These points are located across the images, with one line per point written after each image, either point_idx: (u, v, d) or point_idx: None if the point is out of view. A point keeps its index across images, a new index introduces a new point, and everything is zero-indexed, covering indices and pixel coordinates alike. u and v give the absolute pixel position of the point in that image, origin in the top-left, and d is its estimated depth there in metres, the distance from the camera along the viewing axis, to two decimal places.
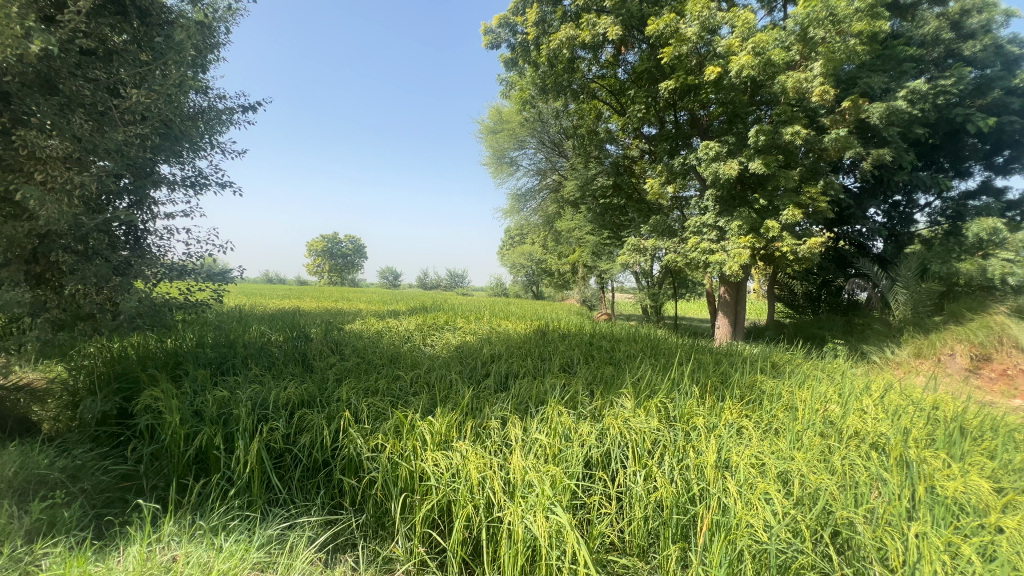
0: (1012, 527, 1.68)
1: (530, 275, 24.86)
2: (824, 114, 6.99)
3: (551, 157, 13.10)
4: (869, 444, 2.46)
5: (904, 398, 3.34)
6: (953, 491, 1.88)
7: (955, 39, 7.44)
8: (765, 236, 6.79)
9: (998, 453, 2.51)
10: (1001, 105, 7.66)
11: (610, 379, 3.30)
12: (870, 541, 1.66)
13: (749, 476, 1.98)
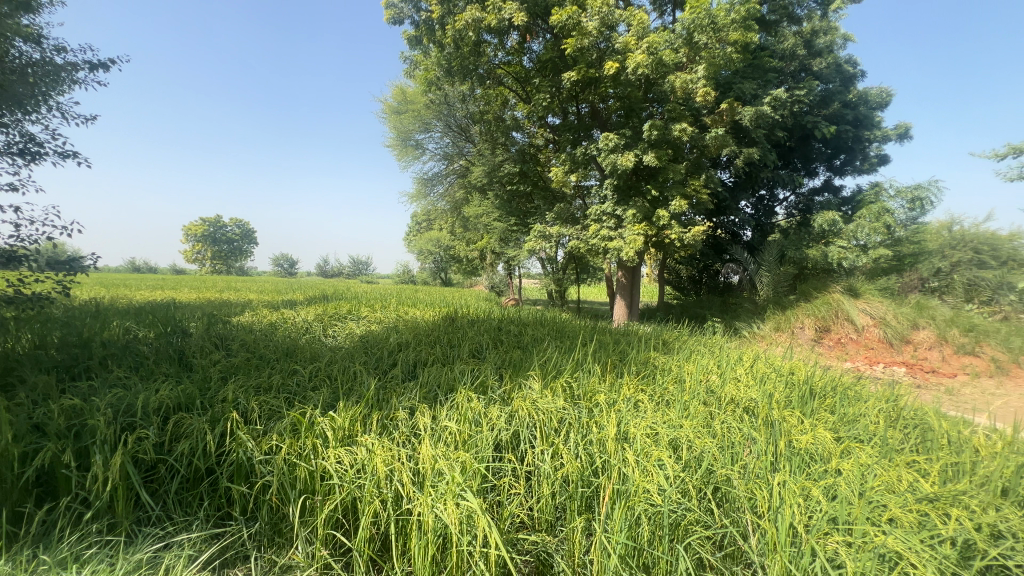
0: (847, 469, 2.01)
1: (437, 261, 24.47)
2: (706, 114, 7.70)
3: (457, 141, 12.87)
4: (742, 408, 2.79)
5: (768, 366, 3.85)
6: (805, 443, 2.21)
7: (807, 56, 8.60)
8: (657, 224, 7.37)
9: (836, 407, 3.00)
10: (839, 115, 9.04)
11: (519, 362, 3.38)
12: (743, 493, 1.89)
13: (644, 445, 2.15)
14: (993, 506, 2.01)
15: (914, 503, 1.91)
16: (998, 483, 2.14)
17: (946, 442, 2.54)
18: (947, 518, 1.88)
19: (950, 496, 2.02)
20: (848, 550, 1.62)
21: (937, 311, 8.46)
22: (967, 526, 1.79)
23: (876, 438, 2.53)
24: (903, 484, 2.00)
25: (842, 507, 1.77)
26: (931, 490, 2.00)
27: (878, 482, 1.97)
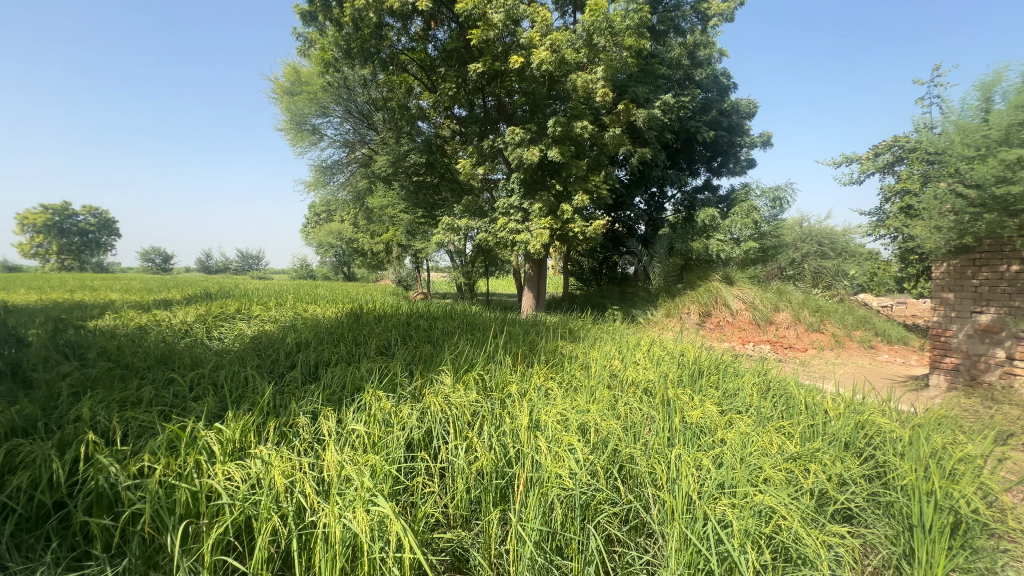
0: (730, 439, 2.25)
1: (339, 254, 23.10)
2: (605, 114, 8.11)
3: (359, 128, 12.22)
4: (641, 389, 3.00)
5: (662, 349, 4.18)
6: (696, 419, 2.44)
7: (690, 66, 9.44)
8: (561, 218, 7.65)
9: (719, 383, 3.34)
10: (716, 122, 10.07)
11: (430, 357, 3.30)
12: (645, 468, 2.03)
13: (556, 433, 2.21)
14: (839, 459, 2.39)
15: (783, 462, 2.19)
16: (843, 439, 2.55)
17: (804, 407, 2.96)
18: (807, 472, 2.19)
19: (808, 454, 2.35)
20: (732, 511, 1.81)
21: (793, 295, 9.84)
22: (821, 478, 2.11)
23: (752, 409, 2.87)
24: (773, 447, 2.29)
25: (727, 473, 1.98)
26: (795, 450, 2.31)
27: (755, 447, 2.23)
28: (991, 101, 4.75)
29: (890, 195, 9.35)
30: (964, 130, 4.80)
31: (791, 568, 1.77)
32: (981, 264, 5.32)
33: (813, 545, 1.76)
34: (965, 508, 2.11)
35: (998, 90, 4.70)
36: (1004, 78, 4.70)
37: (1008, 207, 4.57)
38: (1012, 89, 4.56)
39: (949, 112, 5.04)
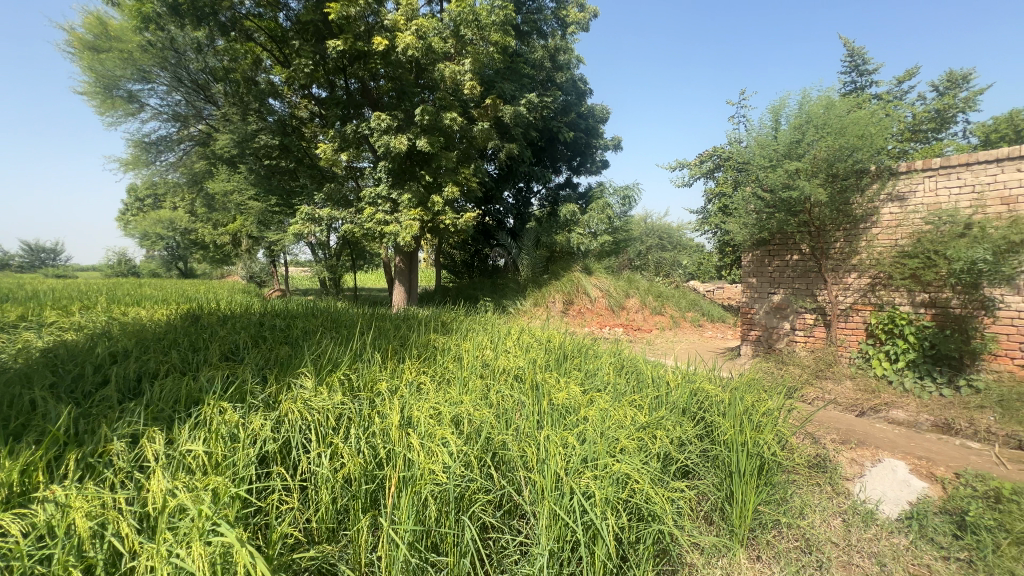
0: (591, 416, 2.43)
1: (171, 247, 19.69)
2: (473, 107, 8.14)
3: (193, 101, 10.49)
4: (512, 376, 3.08)
5: (531, 337, 4.36)
6: (562, 399, 2.58)
7: (552, 69, 9.98)
8: (432, 210, 7.53)
9: (581, 365, 3.58)
10: (575, 124, 10.81)
11: (287, 360, 2.96)
12: (517, 452, 2.08)
13: (429, 427, 2.15)
14: (679, 424, 2.76)
15: (635, 432, 2.44)
16: (681, 405, 2.94)
17: (651, 380, 3.34)
18: (653, 438, 2.47)
19: (656, 422, 2.67)
20: (594, 482, 1.96)
21: (640, 283, 11.11)
22: (665, 442, 2.40)
23: (610, 386, 3.15)
24: (627, 419, 2.54)
25: (590, 447, 2.14)
26: (645, 420, 2.59)
27: (612, 421, 2.45)
28: (778, 122, 5.90)
29: (711, 196, 11.09)
30: (762, 145, 5.88)
31: (643, 524, 2.01)
32: (774, 253, 6.54)
33: (660, 502, 2.01)
34: (767, 452, 2.60)
35: (783, 113, 5.86)
36: (786, 104, 5.86)
37: (790, 208, 5.73)
38: (792, 114, 5.72)
39: (750, 128, 6.12)
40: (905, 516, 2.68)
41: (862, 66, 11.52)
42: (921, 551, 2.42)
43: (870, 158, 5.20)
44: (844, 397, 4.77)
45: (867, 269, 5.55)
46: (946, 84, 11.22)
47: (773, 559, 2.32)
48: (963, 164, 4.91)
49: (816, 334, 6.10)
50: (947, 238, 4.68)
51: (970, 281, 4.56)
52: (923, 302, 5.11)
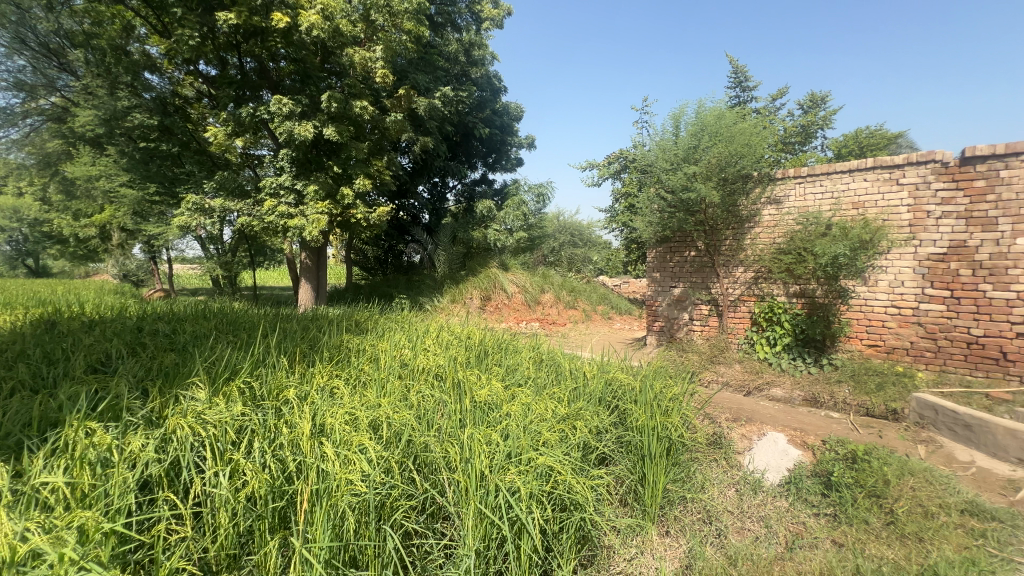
0: (514, 411, 2.44)
1: (17, 241, 16.54)
2: (385, 97, 7.79)
3: (45, 68, 8.87)
4: (432, 374, 3.00)
5: (451, 334, 4.27)
6: (484, 396, 2.55)
7: (467, 63, 9.87)
8: (341, 203, 7.12)
9: (501, 360, 3.59)
10: (490, 120, 10.82)
11: (173, 369, 2.61)
12: (440, 453, 2.03)
13: (344, 434, 2.02)
14: (596, 413, 2.88)
15: (557, 424, 2.50)
16: (597, 395, 3.07)
17: (569, 372, 3.44)
18: (573, 429, 2.54)
19: (575, 413, 2.75)
20: (519, 477, 1.96)
21: (554, 279, 11.48)
22: (584, 432, 2.49)
23: (531, 380, 3.19)
24: (549, 411, 2.58)
25: (514, 442, 2.15)
26: (565, 412, 2.66)
27: (534, 415, 2.47)
28: (678, 128, 6.38)
29: (618, 196, 11.74)
30: (663, 148, 6.33)
31: (565, 513, 2.07)
32: (674, 249, 7.06)
33: (581, 491, 2.08)
34: (674, 435, 2.79)
35: (682, 121, 6.35)
36: (685, 112, 6.36)
37: (689, 209, 6.23)
38: (690, 121, 6.21)
39: (654, 133, 6.56)
40: (785, 481, 3.04)
41: (745, 83, 12.85)
42: (798, 510, 2.75)
43: (754, 165, 5.83)
44: (734, 379, 5.32)
45: (752, 264, 6.22)
46: (809, 103, 12.92)
47: (680, 532, 2.51)
48: (825, 173, 5.68)
49: (710, 323, 6.72)
50: (813, 237, 5.40)
51: (831, 274, 5.30)
52: (795, 293, 5.85)
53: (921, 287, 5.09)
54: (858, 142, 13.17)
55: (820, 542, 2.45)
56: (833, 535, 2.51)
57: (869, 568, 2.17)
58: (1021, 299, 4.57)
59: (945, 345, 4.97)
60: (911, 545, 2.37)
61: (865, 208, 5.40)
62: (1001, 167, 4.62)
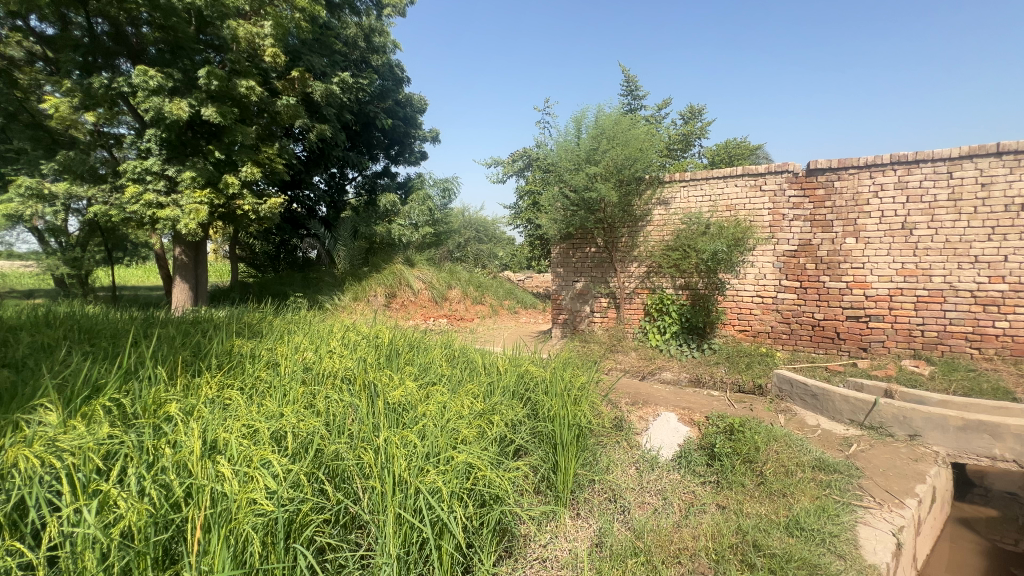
0: (430, 411, 2.39)
1: None
2: (275, 78, 7.12)
3: None
4: (340, 378, 2.82)
5: (356, 333, 4.04)
6: (398, 397, 2.46)
7: (367, 49, 9.38)
8: (225, 192, 6.39)
9: (412, 358, 3.48)
10: (392, 111, 10.43)
11: (9, 390, 2.15)
12: (354, 460, 1.93)
13: (243, 450, 1.83)
14: (510, 406, 2.94)
15: (473, 420, 2.51)
16: (511, 388, 3.14)
17: (482, 367, 3.46)
18: (489, 425, 2.57)
19: (491, 408, 2.78)
20: (438, 477, 1.95)
21: (461, 274, 11.46)
22: (501, 426, 2.54)
23: (445, 378, 3.16)
24: (465, 408, 2.58)
25: (432, 442, 2.12)
26: (481, 407, 2.67)
27: (451, 413, 2.45)
28: (580, 131, 6.70)
29: (523, 193, 12.03)
30: (565, 149, 6.63)
31: (485, 508, 2.10)
32: (577, 245, 7.40)
33: (499, 484, 2.12)
34: (584, 422, 2.95)
35: (583, 124, 6.68)
36: (585, 115, 6.70)
37: (590, 207, 6.58)
38: (590, 125, 6.56)
39: (558, 134, 6.82)
40: (677, 455, 3.35)
41: (635, 91, 13.88)
42: (688, 480, 3.07)
43: (646, 168, 6.34)
44: (631, 366, 5.75)
45: (644, 260, 6.76)
46: (688, 115, 14.36)
47: (589, 513, 2.67)
48: (705, 178, 6.34)
49: (609, 315, 7.18)
50: (695, 235, 6.02)
51: (710, 268, 5.95)
52: (681, 285, 6.48)
53: (779, 279, 5.93)
54: (727, 151, 14.94)
55: (707, 508, 2.76)
56: (717, 500, 2.84)
57: (747, 526, 2.49)
58: (849, 288, 5.55)
59: (796, 328, 5.86)
60: (777, 501, 2.77)
61: (736, 210, 6.13)
62: (836, 179, 5.54)
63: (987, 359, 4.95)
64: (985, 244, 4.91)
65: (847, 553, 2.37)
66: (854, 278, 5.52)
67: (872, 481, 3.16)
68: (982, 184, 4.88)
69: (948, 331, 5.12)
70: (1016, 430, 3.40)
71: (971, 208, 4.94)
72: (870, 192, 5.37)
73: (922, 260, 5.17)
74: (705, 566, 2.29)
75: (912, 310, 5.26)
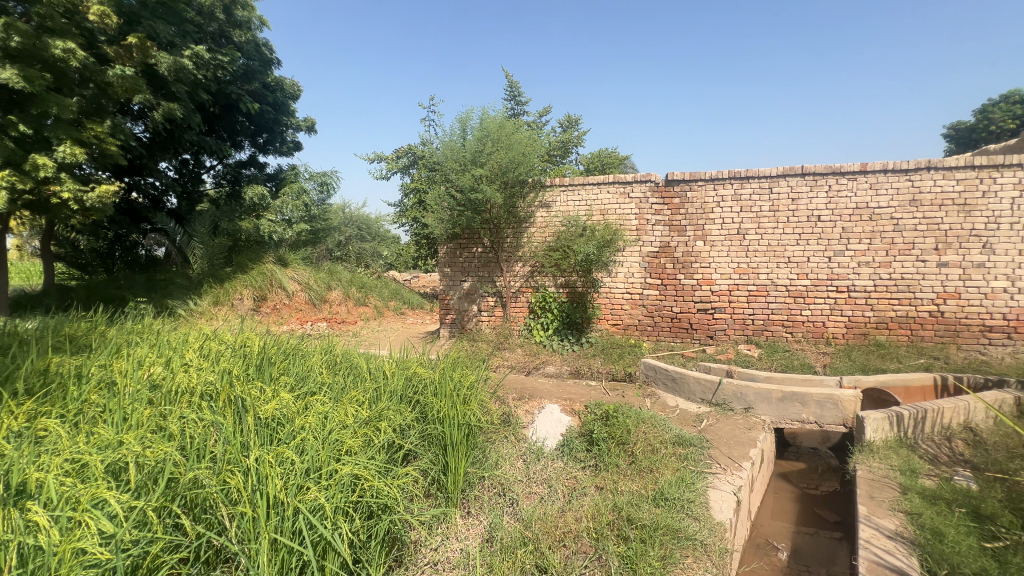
0: (309, 424, 2.21)
1: None
2: (105, 42, 5.96)
3: None
4: (199, 394, 2.48)
5: (215, 342, 3.55)
6: (271, 411, 2.23)
7: (226, 22, 8.28)
8: (32, 176, 5.21)
9: (286, 366, 3.19)
10: (259, 94, 9.40)
11: None
12: (218, 487, 1.71)
13: (66, 491, 1.51)
14: (398, 411, 2.85)
15: (359, 429, 2.39)
16: (398, 393, 3.03)
17: (367, 371, 3.30)
18: (377, 433, 2.47)
19: (378, 415, 2.67)
20: (321, 494, 1.83)
21: (342, 275, 10.81)
22: (389, 433, 2.46)
23: (326, 386, 2.95)
24: (350, 418, 2.43)
25: (312, 456, 1.97)
26: (367, 414, 2.55)
27: (334, 423, 2.30)
28: (465, 132, 6.75)
29: (408, 191, 11.71)
30: (451, 149, 6.64)
31: (373, 520, 2.02)
32: (463, 245, 7.38)
33: (389, 493, 2.06)
34: (473, 421, 2.96)
35: (468, 125, 6.73)
36: (470, 117, 6.75)
37: (476, 208, 6.65)
38: (476, 127, 6.63)
39: (443, 133, 6.79)
40: (560, 444, 3.54)
41: (518, 97, 14.36)
42: (570, 467, 3.27)
43: (529, 172, 6.57)
44: (517, 363, 5.95)
45: (528, 259, 7.04)
46: (567, 123, 15.27)
47: (479, 510, 2.72)
48: (582, 184, 6.79)
49: (496, 313, 7.32)
50: (574, 236, 6.44)
51: (587, 268, 6.43)
52: (562, 284, 6.87)
53: (645, 277, 6.60)
54: (600, 160, 16.20)
55: (587, 490, 2.98)
56: (596, 482, 3.08)
57: (622, 502, 2.74)
58: (699, 285, 6.40)
59: (658, 320, 6.58)
60: (645, 476, 3.10)
61: (609, 214, 6.68)
62: (689, 190, 6.35)
63: (797, 341, 6.09)
64: (795, 248, 6.03)
65: (700, 515, 2.75)
66: (703, 276, 6.38)
67: (718, 450, 3.70)
68: (793, 199, 5.98)
69: (771, 320, 6.18)
70: (817, 397, 4.24)
71: (786, 218, 6.02)
72: (715, 202, 6.26)
73: (752, 261, 6.19)
74: (586, 545, 2.47)
75: (745, 302, 6.25)
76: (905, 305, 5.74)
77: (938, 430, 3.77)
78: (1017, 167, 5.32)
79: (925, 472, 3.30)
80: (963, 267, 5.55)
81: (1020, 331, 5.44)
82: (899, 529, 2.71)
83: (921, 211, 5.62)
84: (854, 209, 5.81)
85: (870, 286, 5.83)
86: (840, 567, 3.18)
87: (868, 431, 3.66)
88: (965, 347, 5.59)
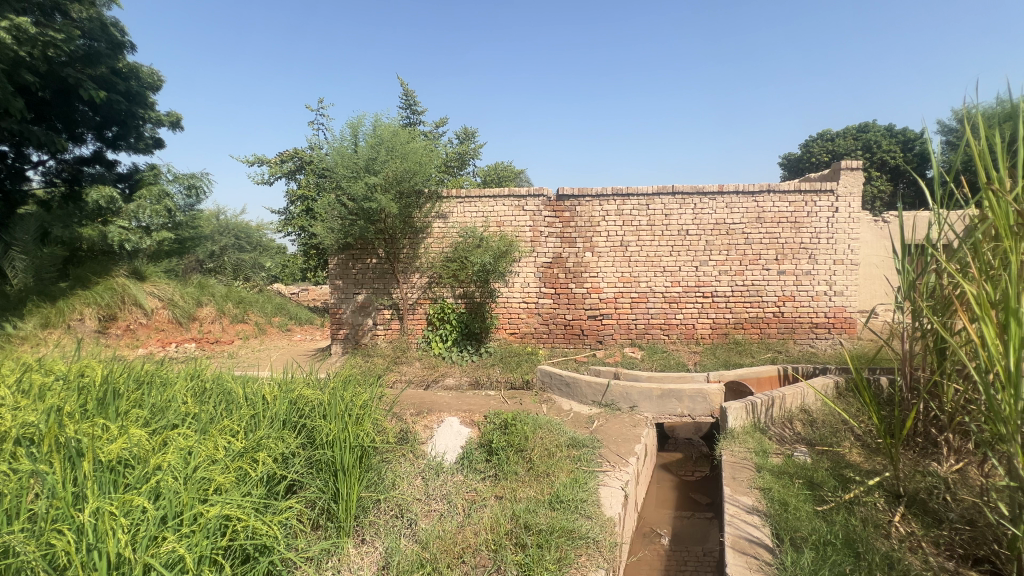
0: (167, 462, 1.91)
1: None
2: None
3: None
4: (14, 441, 2.01)
5: (40, 373, 2.90)
6: (117, 451, 1.89)
7: None
8: None
9: (140, 398, 2.73)
10: (108, 82, 8.07)
11: None
12: (38, 553, 1.42)
13: None
14: (280, 438, 2.59)
15: (231, 463, 2.13)
16: (281, 417, 2.73)
17: (243, 396, 2.95)
18: (254, 464, 2.24)
19: (255, 444, 2.41)
20: (181, 542, 1.61)
21: (215, 289, 9.66)
22: (268, 464, 2.24)
23: (191, 417, 2.58)
24: (220, 451, 2.15)
25: (170, 501, 1.71)
26: (242, 445, 2.28)
27: (199, 459, 2.02)
28: (357, 138, 6.47)
29: (293, 198, 10.87)
30: (342, 155, 6.32)
31: (249, 564, 1.85)
32: (356, 257, 7.01)
33: (267, 531, 1.88)
34: (367, 442, 2.79)
35: (360, 131, 6.46)
36: (362, 123, 6.50)
37: (369, 218, 6.38)
38: (368, 133, 6.40)
39: (333, 139, 6.45)
40: (460, 457, 3.48)
41: (414, 107, 14.17)
42: (470, 480, 3.23)
43: (425, 182, 6.47)
44: (415, 377, 5.79)
45: (426, 271, 6.92)
46: (463, 135, 15.39)
47: (375, 536, 2.59)
48: (478, 196, 6.87)
49: (392, 327, 7.06)
50: (471, 247, 6.49)
51: (484, 278, 6.49)
52: (460, 295, 6.86)
53: (540, 287, 6.85)
54: (496, 173, 16.59)
55: (487, 502, 2.97)
56: (495, 492, 3.09)
57: (520, 510, 2.78)
58: (589, 293, 6.82)
59: (552, 328, 6.87)
60: (542, 481, 3.19)
61: (505, 226, 6.83)
62: (578, 205, 6.75)
63: (673, 343, 6.77)
64: (669, 258, 6.71)
65: (592, 513, 2.90)
66: (592, 285, 6.81)
67: (608, 449, 3.94)
68: (666, 215, 6.67)
69: (651, 324, 6.80)
70: (689, 393, 4.73)
71: (661, 232, 6.68)
72: (601, 216, 6.74)
73: (633, 271, 6.75)
74: (485, 558, 2.47)
75: (629, 309, 6.79)
76: (755, 307, 6.69)
77: (782, 413, 4.41)
78: (831, 193, 6.50)
79: (773, 452, 3.84)
80: (796, 275, 6.62)
81: (837, 327, 6.62)
82: (755, 503, 3.11)
83: (765, 226, 6.60)
84: (715, 224, 6.64)
85: (729, 291, 6.69)
86: (711, 543, 3.55)
87: (730, 419, 4.17)
88: (799, 341, 6.66)
